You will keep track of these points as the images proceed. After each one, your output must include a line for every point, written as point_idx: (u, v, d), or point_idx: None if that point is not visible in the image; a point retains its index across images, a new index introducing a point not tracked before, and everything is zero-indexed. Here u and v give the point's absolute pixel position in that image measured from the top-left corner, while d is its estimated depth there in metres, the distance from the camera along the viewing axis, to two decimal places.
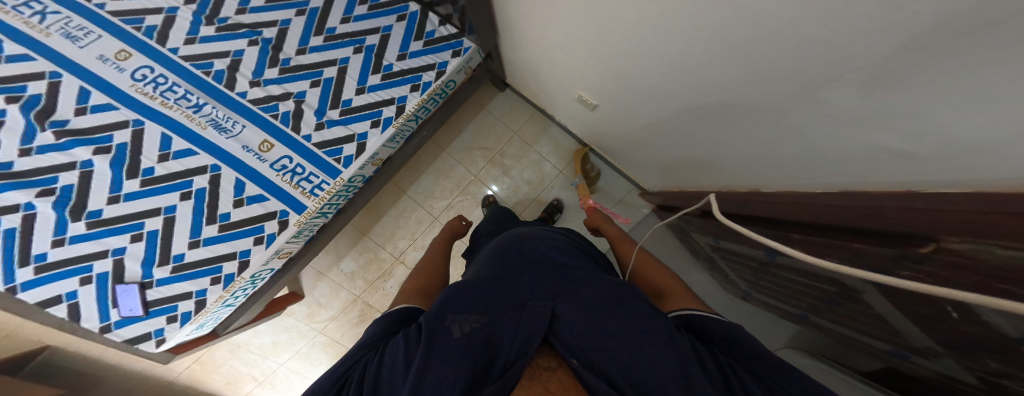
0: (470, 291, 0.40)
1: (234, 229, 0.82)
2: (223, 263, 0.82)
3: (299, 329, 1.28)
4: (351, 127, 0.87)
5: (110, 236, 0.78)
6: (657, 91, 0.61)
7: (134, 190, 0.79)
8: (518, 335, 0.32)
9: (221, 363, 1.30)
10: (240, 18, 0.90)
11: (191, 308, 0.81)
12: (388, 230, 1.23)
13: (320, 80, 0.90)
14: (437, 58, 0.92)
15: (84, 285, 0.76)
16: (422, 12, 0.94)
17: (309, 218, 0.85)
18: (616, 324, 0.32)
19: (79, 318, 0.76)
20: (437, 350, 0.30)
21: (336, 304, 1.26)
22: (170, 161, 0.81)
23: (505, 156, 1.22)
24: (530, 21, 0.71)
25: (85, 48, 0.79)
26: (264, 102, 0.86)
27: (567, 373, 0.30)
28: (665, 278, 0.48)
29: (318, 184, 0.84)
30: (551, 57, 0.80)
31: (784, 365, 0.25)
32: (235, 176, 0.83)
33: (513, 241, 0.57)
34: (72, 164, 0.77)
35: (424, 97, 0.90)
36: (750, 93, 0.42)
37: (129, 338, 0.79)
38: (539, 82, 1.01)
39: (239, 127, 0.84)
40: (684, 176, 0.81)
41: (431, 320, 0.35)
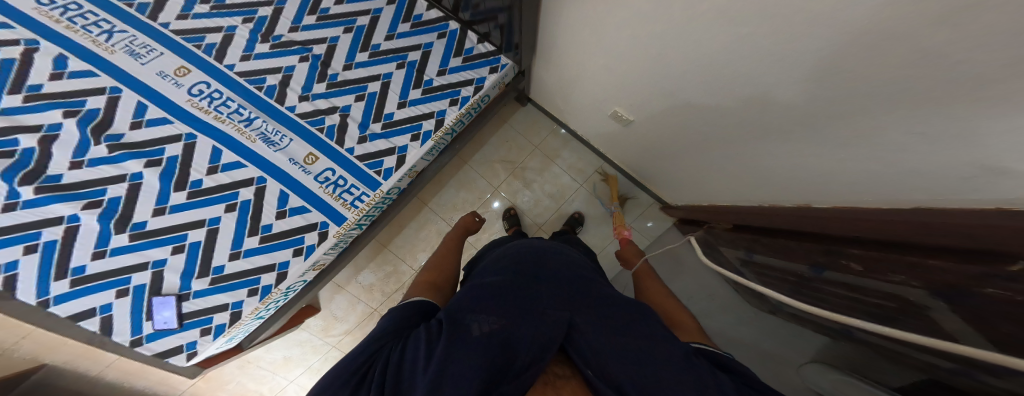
0: (489, 296, 0.39)
1: (275, 240, 0.86)
2: (262, 275, 0.85)
3: (312, 344, 1.24)
4: (391, 140, 0.91)
5: (151, 247, 0.81)
6: (703, 107, 0.64)
7: (180, 202, 0.83)
8: (538, 339, 0.32)
9: (227, 380, 1.24)
10: (293, 35, 0.94)
11: (226, 320, 0.83)
12: (409, 242, 1.23)
13: (364, 94, 0.93)
14: (475, 74, 0.96)
15: (119, 299, 0.79)
16: (461, 31, 0.98)
17: (347, 230, 0.89)
18: (634, 344, 0.31)
19: (111, 332, 0.78)
20: (457, 345, 0.28)
21: (353, 318, 1.24)
22: (219, 174, 0.86)
23: (528, 170, 1.24)
24: (574, 42, 0.76)
25: (146, 65, 0.86)
26: (312, 116, 0.90)
27: (579, 384, 0.31)
28: (668, 301, 0.52)
29: (358, 196, 0.88)
30: (589, 74, 0.84)
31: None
32: (279, 188, 0.87)
33: (527, 252, 0.57)
34: (123, 176, 0.82)
35: (462, 111, 0.94)
36: (807, 110, 0.46)
37: (159, 351, 0.81)
38: (568, 97, 1.05)
39: (287, 140, 0.89)
40: (723, 188, 0.83)
41: (450, 318, 0.34)
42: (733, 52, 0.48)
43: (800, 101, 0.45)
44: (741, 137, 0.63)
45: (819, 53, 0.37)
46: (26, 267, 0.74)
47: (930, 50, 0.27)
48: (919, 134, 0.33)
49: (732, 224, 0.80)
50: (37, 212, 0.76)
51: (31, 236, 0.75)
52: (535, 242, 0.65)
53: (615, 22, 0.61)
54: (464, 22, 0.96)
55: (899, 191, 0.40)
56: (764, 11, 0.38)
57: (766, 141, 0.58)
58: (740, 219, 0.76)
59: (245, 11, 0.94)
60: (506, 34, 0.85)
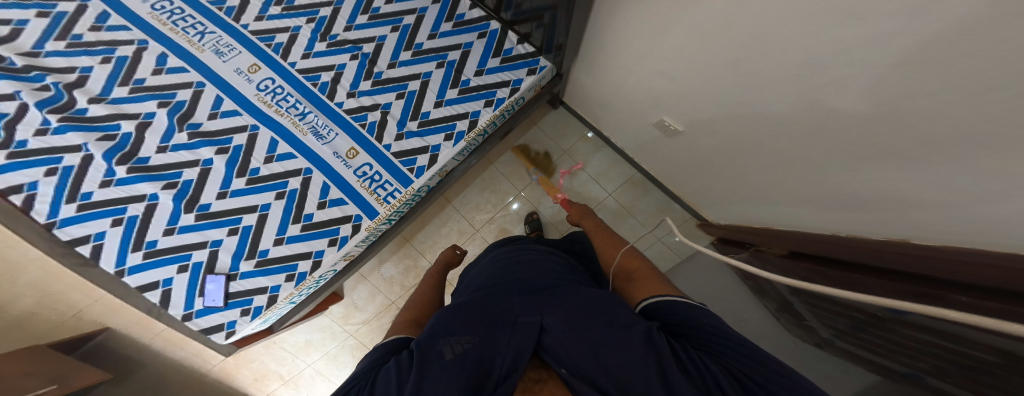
0: (462, 312, 0.38)
1: (315, 229, 0.89)
2: (299, 262, 0.89)
3: (332, 330, 1.29)
4: (426, 139, 0.92)
5: (211, 228, 0.87)
6: (765, 118, 0.61)
7: (240, 187, 0.89)
8: (509, 355, 0.31)
9: (253, 358, 1.31)
10: (347, 34, 0.99)
11: (263, 303, 0.88)
12: (430, 239, 1.24)
13: (405, 92, 0.95)
14: (512, 76, 0.96)
15: (179, 273, 0.85)
16: (501, 31, 0.98)
17: (378, 224, 0.92)
18: (604, 336, 0.31)
19: (168, 304, 0.84)
20: (428, 377, 0.28)
21: (371, 308, 1.28)
22: (273, 163, 0.91)
23: (553, 174, 1.22)
24: (622, 42, 0.74)
25: (227, 62, 0.94)
26: (357, 113, 0.94)
27: (557, 384, 0.30)
28: (637, 262, 0.52)
29: (391, 192, 0.91)
30: (635, 79, 0.82)
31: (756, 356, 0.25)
32: (322, 179, 0.91)
33: (505, 264, 0.57)
34: (196, 161, 0.89)
35: (496, 113, 0.94)
36: (875, 135, 0.43)
37: (204, 328, 0.87)
38: (605, 101, 1.03)
39: (333, 135, 0.93)
40: (777, 207, 0.78)
41: (422, 344, 0.33)
42: (801, 70, 0.46)
43: (867, 126, 0.43)
44: (805, 152, 0.59)
45: (880, 88, 0.37)
46: (111, 239, 0.82)
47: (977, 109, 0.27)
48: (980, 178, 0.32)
49: (787, 249, 0.74)
50: (126, 190, 0.85)
51: (119, 211, 0.84)
52: (519, 250, 0.63)
53: (676, 26, 0.59)
54: (506, 22, 0.96)
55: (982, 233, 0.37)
56: (836, 38, 0.37)
57: (836, 159, 0.54)
58: (800, 246, 0.70)
59: (308, 11, 1.00)
60: (548, 36, 0.85)
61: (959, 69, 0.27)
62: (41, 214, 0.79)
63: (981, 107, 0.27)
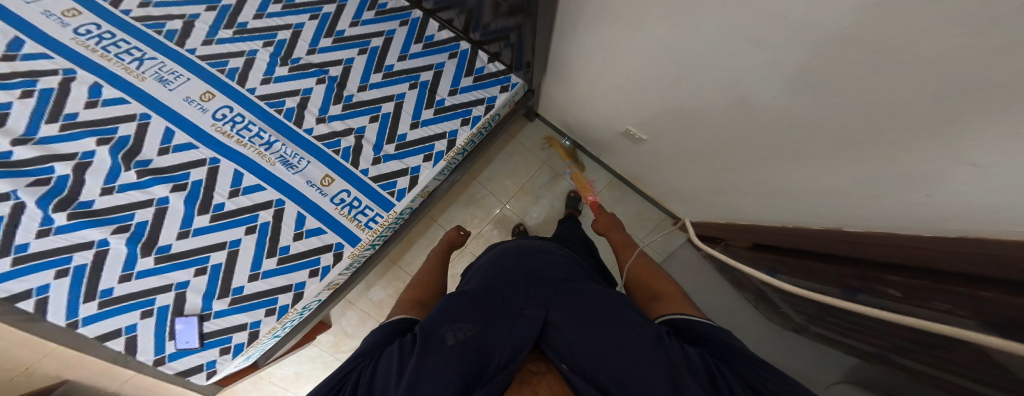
0: (468, 303, 0.39)
1: (291, 261, 0.88)
2: (279, 296, 0.87)
3: (323, 360, 1.26)
4: (404, 161, 0.94)
5: (174, 270, 0.85)
6: (728, 124, 0.64)
7: (203, 225, 0.87)
8: (512, 343, 0.32)
9: None
10: (310, 58, 0.99)
11: (244, 340, 0.85)
12: (418, 259, 1.23)
13: (378, 115, 0.96)
14: (486, 93, 0.99)
15: (143, 319, 0.82)
16: (472, 50, 1.01)
17: (361, 250, 0.92)
18: (610, 335, 0.32)
19: (135, 351, 0.80)
20: (430, 358, 0.29)
21: (362, 334, 1.26)
22: (240, 196, 0.90)
23: (535, 184, 1.25)
24: (590, 59, 0.77)
25: (174, 90, 0.93)
26: (329, 139, 0.94)
27: (555, 378, 0.31)
28: (659, 281, 0.49)
29: (372, 217, 0.91)
30: (602, 93, 0.86)
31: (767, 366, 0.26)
32: (297, 210, 0.91)
33: (512, 254, 0.58)
34: (150, 201, 0.86)
35: (473, 131, 0.96)
36: (835, 130, 0.46)
37: (181, 370, 0.83)
38: (575, 113, 1.06)
39: (305, 163, 0.93)
40: (742, 205, 0.83)
41: (425, 330, 0.34)
42: (765, 75, 0.48)
43: (828, 124, 0.46)
44: (767, 153, 0.63)
45: (842, 85, 0.39)
46: (58, 290, 0.78)
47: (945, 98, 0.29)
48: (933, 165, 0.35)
49: (752, 241, 0.79)
50: (68, 238, 0.81)
51: (62, 261, 0.79)
52: (525, 242, 0.65)
53: (639, 42, 0.62)
54: (475, 42, 1.00)
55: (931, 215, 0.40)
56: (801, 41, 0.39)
57: (795, 159, 0.57)
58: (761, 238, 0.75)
59: (265, 34, 1.00)
60: (517, 54, 0.88)
61: (929, 60, 0.28)
62: None
63: (950, 95, 0.29)
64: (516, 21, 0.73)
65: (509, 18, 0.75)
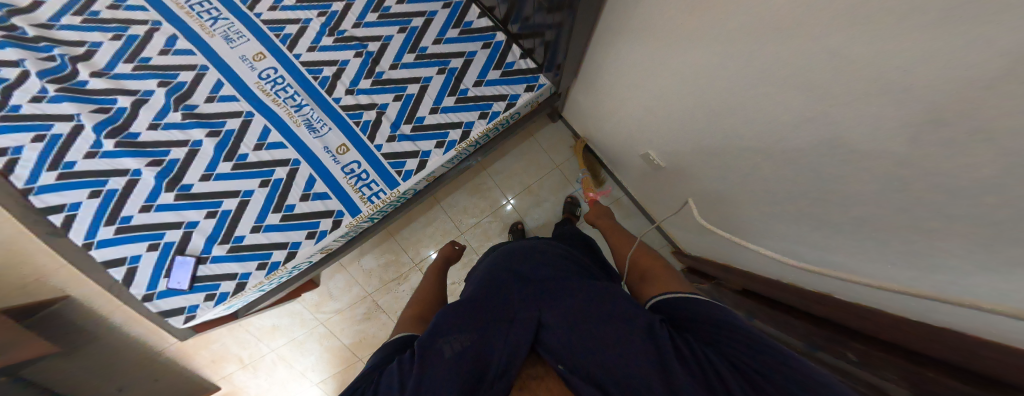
0: (462, 310, 0.40)
1: (294, 220, 0.93)
2: (274, 251, 0.93)
3: (302, 317, 1.32)
4: (417, 144, 0.95)
5: (188, 210, 0.93)
6: (750, 172, 0.62)
7: (224, 171, 0.94)
8: (507, 351, 0.33)
9: (215, 339, 1.43)
10: (354, 31, 0.99)
11: (230, 289, 0.92)
12: (414, 236, 1.24)
13: (403, 94, 0.96)
14: (510, 90, 0.98)
15: (148, 252, 0.91)
16: (506, 43, 1.00)
17: (359, 222, 0.95)
18: (605, 329, 0.33)
19: (131, 283, 0.89)
20: (429, 374, 0.30)
21: (346, 298, 1.29)
22: (262, 151, 0.95)
23: (543, 187, 1.25)
24: (627, 74, 0.76)
25: (234, 49, 0.98)
26: (352, 110, 0.96)
27: (556, 382, 0.31)
28: (658, 264, 0.55)
29: (376, 192, 0.94)
30: (631, 112, 0.86)
31: (748, 345, 0.27)
32: (309, 172, 0.95)
33: (509, 256, 0.59)
34: (185, 141, 0.95)
35: (490, 126, 0.96)
36: (855, 211, 0.44)
37: (163, 310, 0.91)
38: (601, 126, 1.06)
39: (326, 129, 0.96)
40: (750, 255, 0.80)
41: (423, 345, 0.35)
42: (798, 135, 0.46)
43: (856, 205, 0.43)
44: (781, 213, 0.61)
45: (872, 168, 0.37)
46: (86, 210, 0.89)
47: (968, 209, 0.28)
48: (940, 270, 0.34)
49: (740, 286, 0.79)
50: (108, 163, 0.92)
51: (99, 183, 0.91)
52: (520, 244, 0.67)
53: (684, 68, 0.59)
54: (512, 36, 0.98)
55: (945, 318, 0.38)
56: (844, 110, 0.36)
57: (807, 227, 0.55)
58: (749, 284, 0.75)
59: (320, 5, 1.01)
60: (550, 52, 0.86)
61: (960, 168, 0.27)
62: (20, 179, 0.87)
63: (972, 208, 0.27)
64: (556, 21, 0.71)
65: (549, 17, 0.72)
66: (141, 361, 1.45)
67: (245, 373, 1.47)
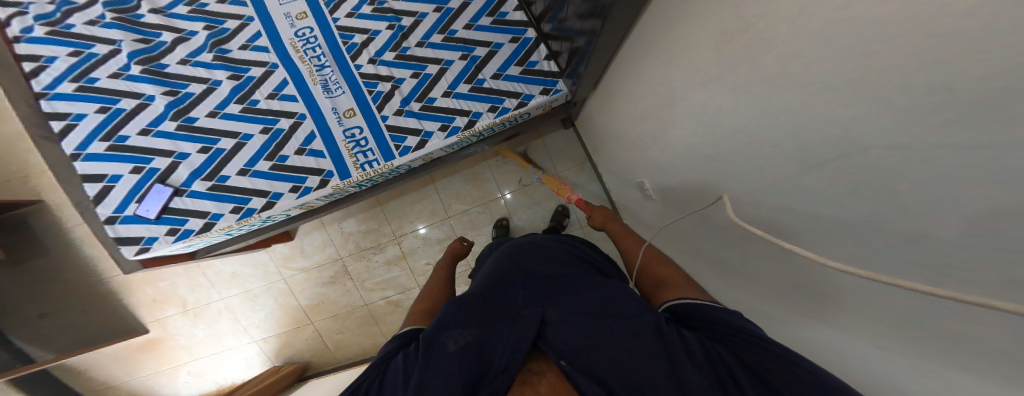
0: (467, 308, 0.52)
1: (284, 171, 0.98)
2: (253, 198, 0.97)
3: (265, 269, 1.27)
4: (422, 123, 0.99)
5: (185, 141, 0.97)
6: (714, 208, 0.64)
7: (233, 112, 0.98)
8: (508, 349, 0.45)
9: (165, 278, 1.30)
10: (394, 3, 0.99)
11: (195, 228, 0.97)
12: (403, 209, 1.26)
13: (421, 73, 0.99)
14: (526, 89, 0.99)
15: (129, 174, 0.96)
16: (535, 41, 0.98)
17: (346, 186, 0.99)
18: (606, 328, 0.44)
19: (101, 202, 0.96)
20: (436, 367, 0.43)
21: (316, 258, 1.26)
22: (274, 100, 0.98)
23: (538, 191, 1.28)
24: (635, 95, 0.79)
25: (283, 5, 0.98)
26: (369, 79, 0.98)
27: (554, 374, 0.45)
28: (667, 269, 0.59)
29: (370, 161, 0.98)
30: (637, 133, 0.87)
31: (760, 348, 0.36)
32: (311, 128, 0.98)
33: (510, 253, 0.69)
34: (207, 79, 0.98)
35: (495, 121, 0.99)
36: (800, 252, 0.44)
37: (121, 236, 0.97)
38: (610, 143, 1.10)
39: (339, 91, 0.99)
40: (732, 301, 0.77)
41: (429, 339, 0.47)
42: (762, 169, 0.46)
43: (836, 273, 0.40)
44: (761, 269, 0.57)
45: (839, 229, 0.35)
46: (88, 123, 0.95)
47: (911, 250, 0.27)
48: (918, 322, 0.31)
49: None
50: (128, 85, 0.97)
51: (111, 101, 0.96)
52: (523, 239, 0.76)
53: (683, 94, 0.59)
54: (542, 35, 0.96)
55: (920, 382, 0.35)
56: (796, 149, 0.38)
57: (780, 280, 0.53)
58: None
59: None
60: (575, 60, 0.86)
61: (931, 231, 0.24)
62: (41, 84, 0.95)
63: (922, 252, 0.26)
64: (592, 26, 0.67)
65: (587, 21, 0.69)
66: (79, 282, 1.38)
67: (182, 319, 1.34)
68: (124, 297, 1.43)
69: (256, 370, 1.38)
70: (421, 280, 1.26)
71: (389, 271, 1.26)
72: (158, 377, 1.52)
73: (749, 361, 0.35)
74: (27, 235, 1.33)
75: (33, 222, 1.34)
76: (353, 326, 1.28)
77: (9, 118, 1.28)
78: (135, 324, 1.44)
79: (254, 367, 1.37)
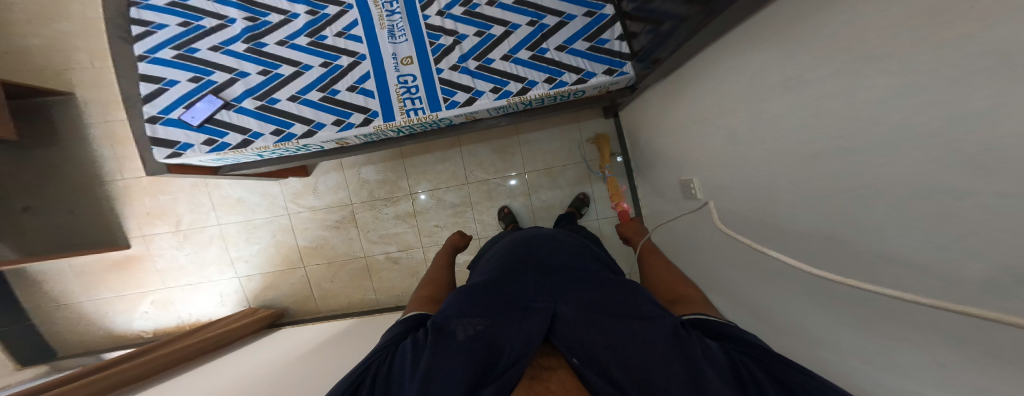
0: (474, 301, 0.51)
1: (331, 104, 0.95)
2: (296, 124, 0.96)
3: (273, 201, 1.25)
4: (475, 82, 0.93)
5: (248, 63, 0.96)
6: (728, 202, 0.65)
7: (301, 44, 0.95)
8: (517, 343, 0.43)
9: (168, 191, 1.26)
10: None
11: (233, 143, 0.95)
12: (424, 167, 1.25)
13: (485, 33, 0.93)
14: (589, 66, 0.93)
15: (186, 81, 0.95)
16: (611, 19, 0.92)
17: (387, 129, 0.96)
18: (620, 327, 0.43)
19: (149, 101, 0.94)
20: (442, 352, 0.41)
21: (327, 199, 1.24)
22: (341, 39, 0.94)
23: (563, 174, 1.28)
24: (681, 96, 0.78)
25: None
26: (434, 30, 0.93)
27: (565, 376, 0.44)
28: (684, 288, 0.54)
29: (416, 108, 0.94)
30: (683, 134, 0.82)
31: (802, 374, 0.30)
32: (366, 69, 0.94)
33: (519, 248, 0.72)
34: (286, 12, 0.96)
35: (549, 93, 0.93)
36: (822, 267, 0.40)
37: (157, 137, 0.94)
38: (648, 142, 1.08)
39: (403, 38, 0.94)
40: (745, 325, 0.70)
41: (437, 327, 0.46)
42: (770, 159, 0.50)
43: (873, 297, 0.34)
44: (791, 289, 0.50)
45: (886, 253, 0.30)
46: (168, 32, 0.94)
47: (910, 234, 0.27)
48: (887, 315, 0.33)
49: None
50: (214, 7, 0.96)
51: (194, 18, 0.95)
52: (535, 233, 0.81)
53: (730, 97, 0.59)
54: (621, 14, 0.90)
55: (872, 368, 0.37)
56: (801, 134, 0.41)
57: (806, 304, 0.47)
58: None
59: None
60: (653, 44, 0.79)
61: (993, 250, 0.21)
62: None
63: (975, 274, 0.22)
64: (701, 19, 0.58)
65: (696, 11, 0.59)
66: (77, 184, 1.34)
67: (170, 239, 1.28)
68: (116, 203, 1.37)
69: (227, 310, 1.30)
70: (425, 240, 1.25)
71: (396, 226, 1.24)
72: (117, 302, 1.42)
73: (774, 372, 0.32)
74: (39, 123, 1.31)
75: (53, 111, 1.32)
76: (347, 276, 1.25)
77: (68, 14, 1.32)
78: (118, 237, 1.38)
79: (226, 307, 1.29)
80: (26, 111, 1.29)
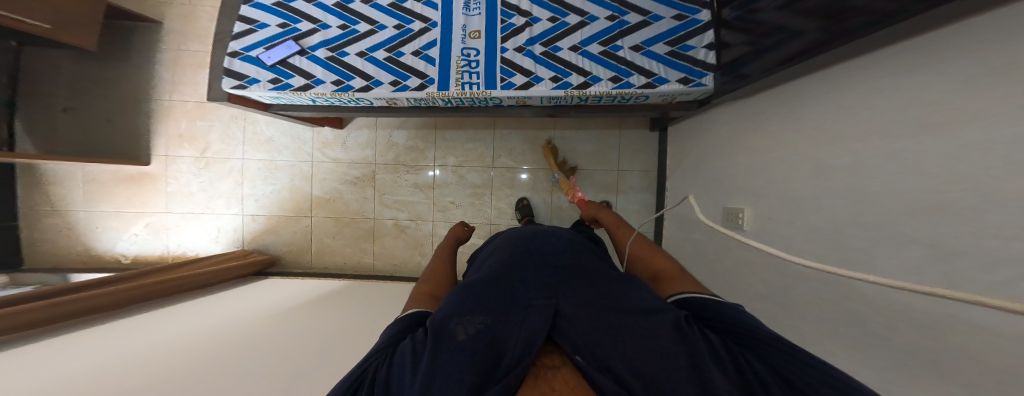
0: (470, 297, 0.43)
1: (394, 65, 0.98)
2: (356, 78, 0.98)
3: (301, 146, 1.24)
4: (537, 67, 0.96)
5: (331, 16, 1.01)
6: (811, 209, 0.60)
7: (381, 3, 1.01)
8: (522, 341, 0.36)
9: (208, 119, 1.27)
10: None
11: (295, 85, 0.98)
12: (455, 141, 1.24)
13: (560, 19, 0.96)
14: (663, 72, 0.89)
15: (275, 27, 1.00)
16: (705, 25, 0.88)
17: (439, 97, 0.98)
18: (624, 325, 0.36)
19: (235, 39, 0.99)
20: (443, 351, 0.33)
21: (353, 154, 1.23)
22: (418, 3, 1.01)
23: (591, 178, 1.27)
24: (762, 107, 0.77)
25: None
26: (508, 9, 0.99)
27: (569, 372, 0.36)
28: (664, 262, 0.56)
29: (471, 83, 0.96)
30: (752, 145, 0.80)
31: (803, 363, 0.26)
32: (434, 36, 0.99)
33: (517, 242, 0.64)
34: None
35: (610, 92, 0.92)
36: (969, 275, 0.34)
37: (231, 70, 0.98)
38: (697, 157, 1.06)
39: (476, 12, 0.99)
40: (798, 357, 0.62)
41: (436, 325, 0.38)
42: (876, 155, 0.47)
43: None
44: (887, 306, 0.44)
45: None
46: None
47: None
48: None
49: None
50: None
51: None
52: (536, 229, 0.73)
53: (832, 102, 0.57)
54: (719, 21, 0.87)
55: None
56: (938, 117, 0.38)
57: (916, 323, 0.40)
58: None
59: None
60: (741, 58, 0.76)
61: None
62: None
63: None
64: (793, 22, 0.59)
65: (790, 15, 0.60)
66: (124, 100, 1.38)
67: (190, 165, 1.26)
68: (153, 121, 1.40)
69: (218, 248, 1.25)
70: (438, 215, 1.22)
71: (412, 194, 1.22)
72: (111, 218, 1.37)
73: (778, 368, 0.27)
74: (117, 41, 1.40)
75: (136, 34, 1.41)
76: (349, 236, 1.22)
77: None
78: (140, 153, 1.37)
79: (218, 244, 1.24)
80: (114, 31, 1.39)
